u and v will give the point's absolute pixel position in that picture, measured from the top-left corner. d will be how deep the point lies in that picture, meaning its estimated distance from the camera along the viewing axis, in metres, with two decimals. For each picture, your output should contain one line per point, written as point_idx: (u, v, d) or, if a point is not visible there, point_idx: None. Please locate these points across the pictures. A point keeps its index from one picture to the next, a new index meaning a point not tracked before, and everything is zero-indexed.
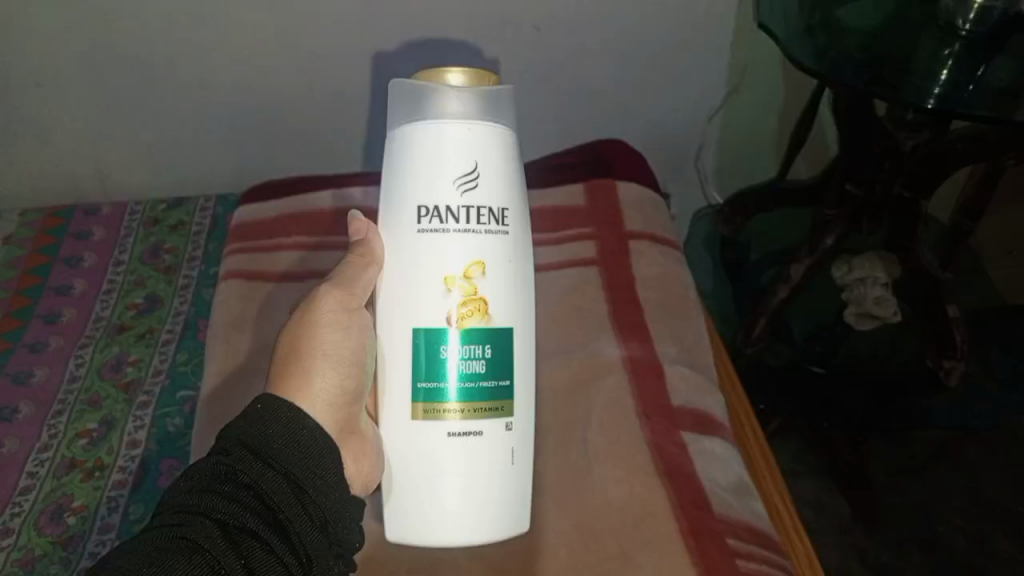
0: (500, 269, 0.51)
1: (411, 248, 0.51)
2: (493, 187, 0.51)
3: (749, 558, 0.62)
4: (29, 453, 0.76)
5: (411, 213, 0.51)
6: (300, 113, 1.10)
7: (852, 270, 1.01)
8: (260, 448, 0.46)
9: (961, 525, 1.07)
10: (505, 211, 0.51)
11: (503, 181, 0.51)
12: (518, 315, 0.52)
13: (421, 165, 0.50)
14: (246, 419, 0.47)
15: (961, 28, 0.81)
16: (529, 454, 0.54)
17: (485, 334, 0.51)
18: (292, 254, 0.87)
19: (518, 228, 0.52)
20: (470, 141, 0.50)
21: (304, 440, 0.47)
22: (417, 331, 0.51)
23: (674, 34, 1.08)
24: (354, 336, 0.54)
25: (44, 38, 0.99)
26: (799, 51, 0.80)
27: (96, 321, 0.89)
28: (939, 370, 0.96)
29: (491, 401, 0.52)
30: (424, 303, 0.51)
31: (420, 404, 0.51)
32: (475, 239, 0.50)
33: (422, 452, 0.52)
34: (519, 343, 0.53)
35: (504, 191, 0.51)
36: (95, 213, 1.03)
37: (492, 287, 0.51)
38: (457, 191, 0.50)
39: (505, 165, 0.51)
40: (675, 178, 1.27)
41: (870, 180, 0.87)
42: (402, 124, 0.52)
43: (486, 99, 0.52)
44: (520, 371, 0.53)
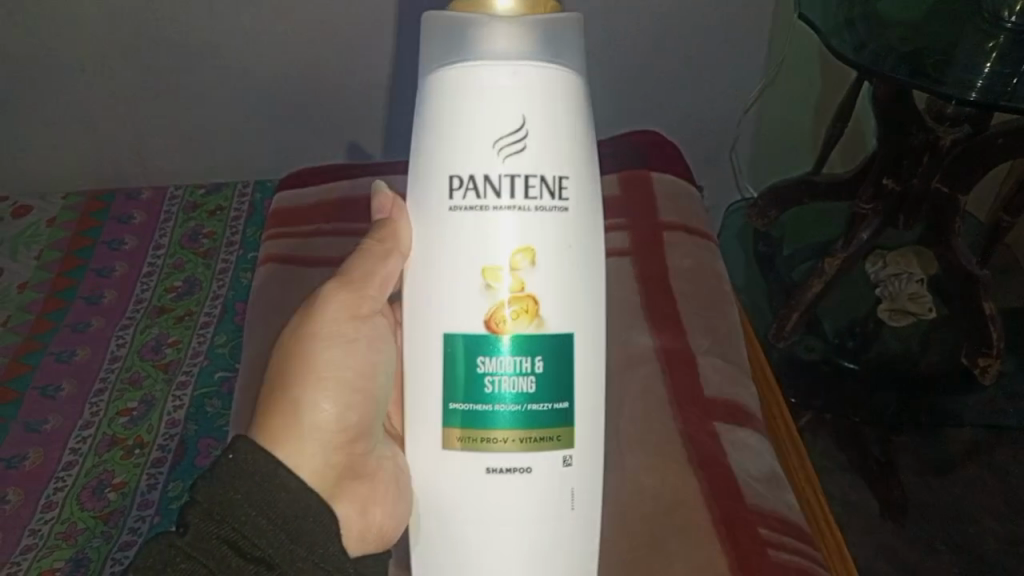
0: (553, 252, 0.45)
1: (445, 228, 0.45)
2: (547, 149, 0.44)
3: (781, 548, 0.62)
4: (72, 429, 0.78)
5: (444, 184, 0.45)
6: (337, 101, 1.11)
7: (886, 266, 1.03)
8: (227, 523, 0.41)
9: (991, 526, 1.07)
10: (563, 179, 0.45)
11: (562, 140, 0.45)
12: (580, 310, 0.46)
13: (455, 122, 0.44)
14: (212, 478, 0.42)
15: (1006, 19, 0.80)
16: (593, 492, 0.48)
17: (535, 342, 0.45)
18: (329, 241, 0.89)
19: (582, 198, 0.45)
20: (520, 91, 0.44)
21: (281, 509, 0.43)
22: (451, 337, 0.45)
23: (710, 25, 1.08)
24: (358, 353, 0.50)
25: (90, 25, 1.02)
26: (839, 41, 0.79)
27: (136, 302, 0.90)
28: (974, 368, 0.96)
29: (549, 430, 0.46)
30: (460, 299, 0.45)
31: (456, 429, 0.46)
32: (523, 217, 0.44)
33: (462, 487, 0.46)
34: (580, 353, 0.46)
35: (561, 152, 0.45)
36: (135, 198, 1.05)
37: (543, 280, 0.45)
38: (499, 156, 0.44)
39: (565, 118, 0.45)
40: (709, 171, 1.27)
41: (908, 175, 0.86)
42: (434, 72, 0.45)
43: (544, 40, 0.45)
44: (581, 390, 0.46)
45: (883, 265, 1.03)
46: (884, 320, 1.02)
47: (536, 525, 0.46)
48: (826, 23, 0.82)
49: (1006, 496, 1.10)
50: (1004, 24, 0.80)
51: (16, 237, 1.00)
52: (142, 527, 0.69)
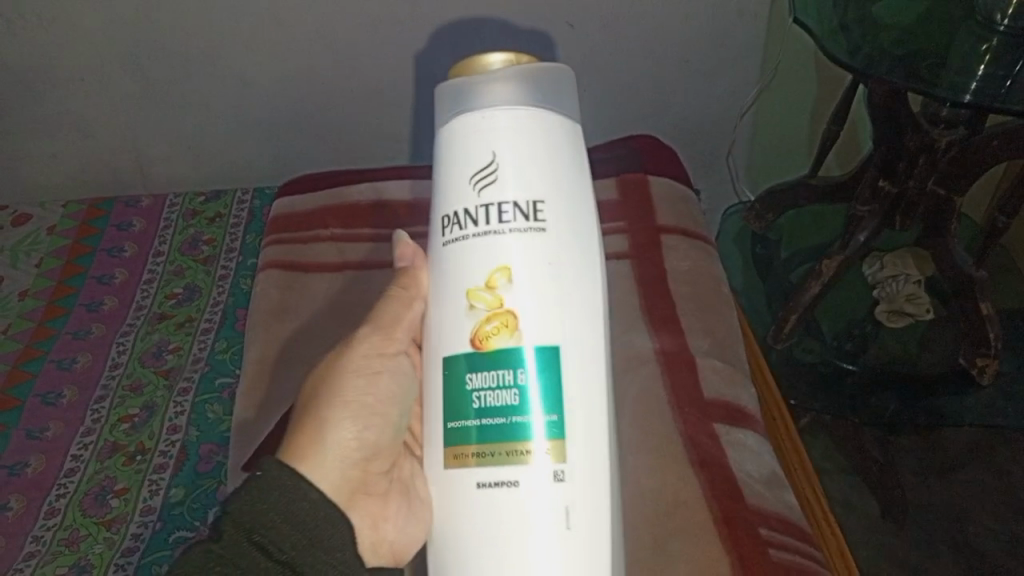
0: (533, 273, 0.43)
1: (437, 264, 0.45)
2: (521, 176, 0.43)
3: (781, 548, 0.62)
4: (73, 436, 0.78)
5: (437, 225, 0.45)
6: (336, 108, 1.11)
7: (883, 268, 1.04)
8: (255, 528, 0.42)
9: (991, 526, 1.07)
10: (539, 204, 0.43)
11: (539, 168, 0.43)
12: (566, 327, 0.43)
13: (443, 169, 0.45)
14: (244, 492, 0.43)
15: (999, 22, 0.80)
16: (594, 513, 0.43)
17: (518, 355, 0.42)
18: (329, 247, 0.89)
19: (562, 221, 0.43)
20: (497, 126, 0.44)
21: (305, 516, 0.43)
22: (446, 360, 0.44)
23: (706, 30, 1.09)
24: (382, 385, 0.50)
25: (89, 34, 1.02)
26: (834, 45, 0.80)
27: (137, 309, 0.91)
28: (972, 368, 0.96)
29: (535, 442, 0.42)
30: (449, 325, 0.44)
31: (449, 449, 0.44)
32: (499, 241, 0.43)
33: (452, 504, 0.44)
34: (568, 367, 0.43)
35: (535, 180, 0.43)
36: (135, 205, 1.05)
37: (524, 299, 0.42)
38: (475, 190, 0.44)
39: (541, 150, 0.44)
40: (706, 174, 1.27)
41: (904, 176, 0.86)
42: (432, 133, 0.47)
43: (529, 86, 0.45)
44: (571, 402, 0.43)
45: (880, 266, 1.05)
46: (882, 322, 1.04)
47: (525, 544, 0.42)
48: (820, 26, 0.82)
49: (1005, 496, 1.10)
50: (997, 27, 0.80)
51: (15, 245, 1.00)
52: (144, 533, 0.69)
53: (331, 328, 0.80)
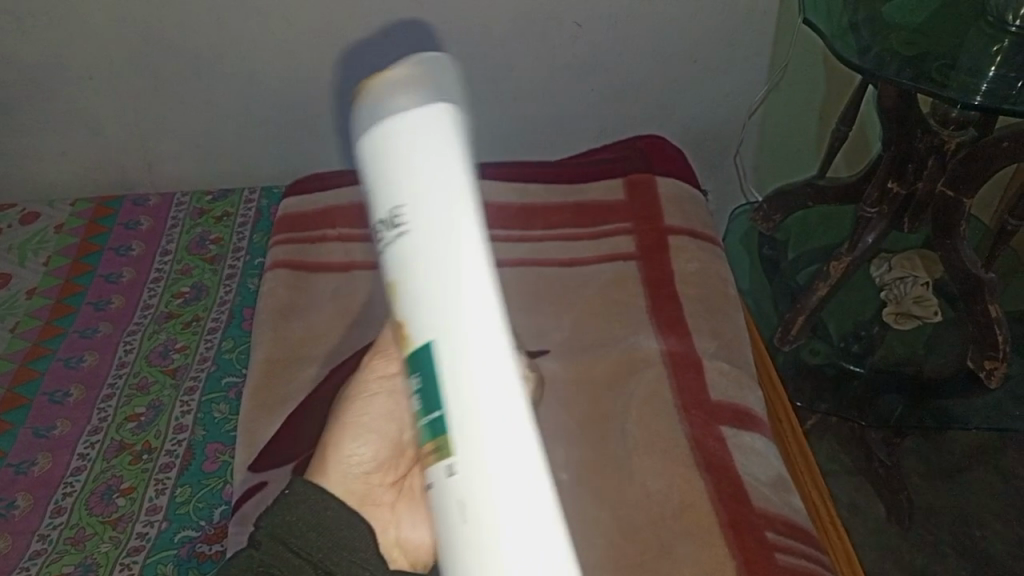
0: (408, 298, 0.32)
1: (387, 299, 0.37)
2: (376, 187, 0.33)
3: (788, 552, 0.62)
4: (80, 434, 0.78)
5: None
6: (344, 107, 1.11)
7: (891, 269, 1.04)
8: (285, 535, 0.43)
9: (998, 529, 1.07)
10: (397, 208, 0.32)
11: (386, 173, 0.32)
12: (440, 334, 0.31)
13: None
14: (275, 505, 0.45)
15: (1011, 23, 0.80)
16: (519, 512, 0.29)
17: (410, 366, 0.33)
18: (336, 246, 0.89)
19: (426, 221, 0.31)
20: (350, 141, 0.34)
21: (329, 523, 0.44)
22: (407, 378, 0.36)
23: (714, 30, 1.08)
24: (385, 406, 0.50)
25: (98, 32, 1.03)
26: (844, 45, 0.79)
27: (144, 308, 0.91)
28: (980, 371, 0.93)
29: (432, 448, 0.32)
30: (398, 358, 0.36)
31: None
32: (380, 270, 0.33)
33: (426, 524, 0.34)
34: (444, 363, 0.31)
35: (386, 186, 0.32)
36: (143, 203, 1.05)
37: (406, 323, 0.33)
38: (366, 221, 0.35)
39: (386, 147, 0.32)
40: (714, 174, 1.26)
41: (914, 177, 0.87)
42: None
43: (379, 74, 0.33)
44: (455, 399, 0.31)
45: (888, 268, 1.05)
46: (889, 323, 1.03)
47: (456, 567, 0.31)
48: (829, 26, 0.82)
49: (1013, 499, 1.10)
50: (1008, 28, 0.80)
51: (24, 244, 1.00)
52: (150, 532, 0.70)
53: (337, 329, 0.80)
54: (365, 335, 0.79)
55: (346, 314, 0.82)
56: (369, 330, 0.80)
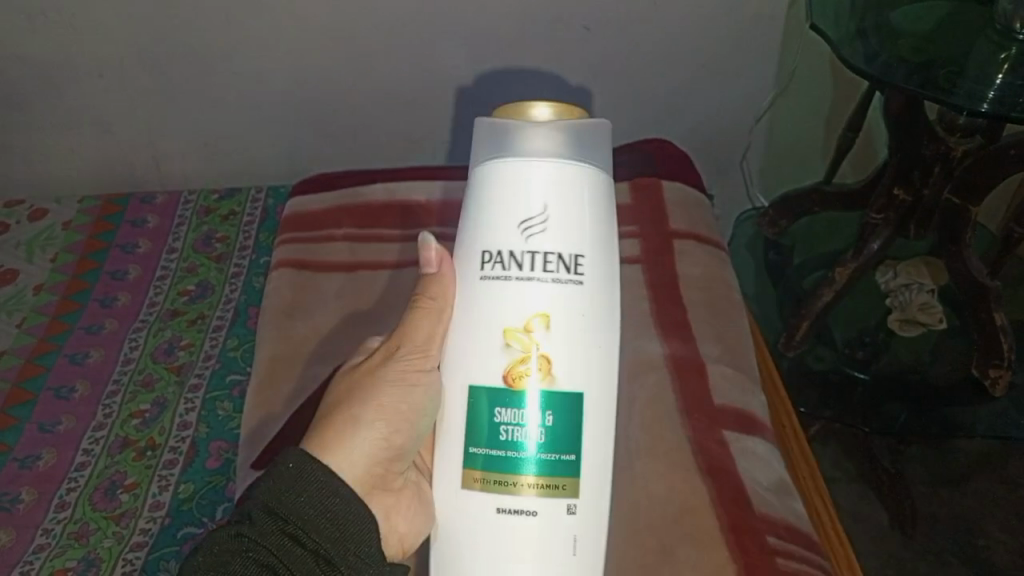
0: (567, 319, 0.46)
1: (470, 295, 0.48)
2: (566, 231, 0.46)
3: (790, 557, 0.62)
4: (85, 430, 0.79)
5: (476, 257, 0.48)
6: (352, 107, 1.12)
7: (897, 276, 1.03)
8: (286, 516, 0.43)
9: (1001, 539, 1.07)
10: (579, 258, 0.47)
11: (578, 219, 0.47)
12: (591, 374, 0.47)
13: (491, 202, 0.47)
14: (277, 478, 0.45)
15: (1017, 32, 0.79)
16: (598, 541, 0.48)
17: (547, 399, 0.46)
18: (342, 246, 0.90)
19: (596, 278, 0.47)
20: (536, 183, 0.47)
21: (334, 510, 0.45)
22: (474, 388, 0.47)
23: (722, 35, 1.08)
24: (420, 397, 0.50)
25: (107, 30, 1.03)
26: (851, 52, 0.79)
27: (150, 306, 0.91)
28: (984, 379, 0.94)
29: (553, 478, 0.47)
30: (481, 357, 0.47)
31: (476, 471, 0.47)
32: (541, 288, 0.46)
33: (466, 519, 0.48)
34: (588, 413, 0.47)
35: (579, 237, 0.47)
36: (149, 201, 1.06)
37: (557, 345, 0.46)
38: (522, 234, 0.47)
39: (585, 206, 0.47)
40: (719, 179, 1.26)
41: (919, 184, 0.86)
42: (486, 162, 0.48)
43: (581, 136, 0.48)
44: (585, 443, 0.47)
45: (894, 275, 1.03)
46: (892, 330, 1.03)
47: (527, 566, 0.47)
48: (837, 33, 0.82)
49: (1017, 508, 1.10)
50: (1016, 37, 0.79)
51: (31, 240, 1.01)
52: (152, 529, 0.70)
53: (343, 328, 0.81)
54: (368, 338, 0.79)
55: (351, 314, 0.82)
56: (372, 329, 0.80)
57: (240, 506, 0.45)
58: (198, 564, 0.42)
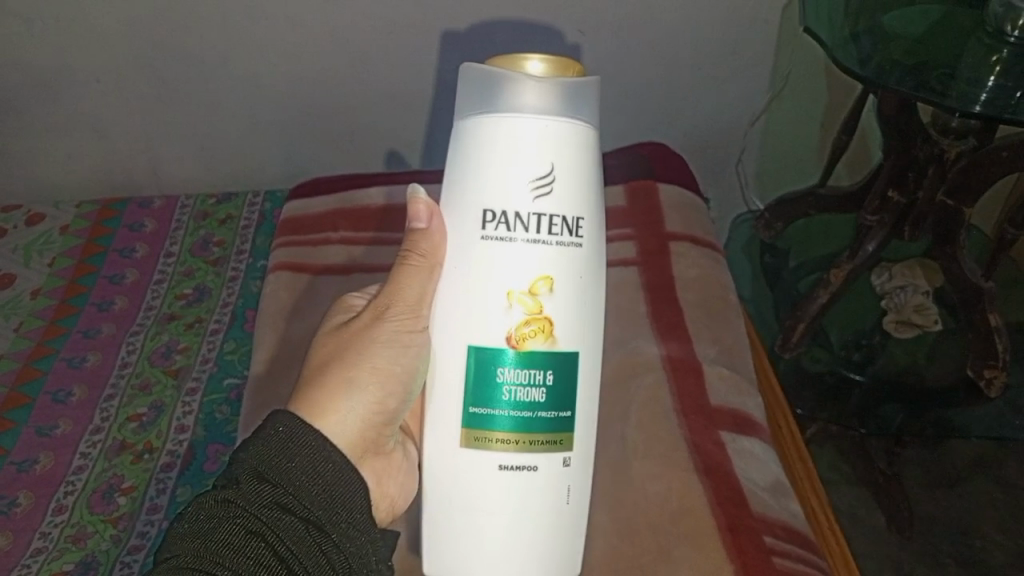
0: (568, 284, 0.48)
1: (470, 255, 0.48)
2: (570, 192, 0.47)
3: (786, 557, 0.62)
4: (82, 434, 0.79)
5: (476, 216, 0.48)
6: (349, 112, 1.12)
7: (892, 278, 1.04)
8: (277, 479, 0.44)
9: (997, 540, 1.07)
10: (580, 220, 0.48)
11: (577, 178, 0.48)
12: (586, 336, 0.49)
13: (493, 159, 0.47)
14: (267, 443, 0.45)
15: (1009, 34, 0.79)
16: (587, 489, 0.52)
17: (547, 358, 0.48)
18: (338, 250, 0.90)
19: (593, 240, 0.49)
20: (538, 142, 0.47)
21: (326, 475, 0.45)
22: (472, 349, 0.48)
23: (716, 39, 1.09)
24: (412, 358, 0.52)
25: (104, 36, 1.03)
26: (844, 55, 0.80)
27: (147, 309, 0.91)
28: (981, 380, 0.93)
29: (552, 434, 0.49)
30: (482, 318, 0.48)
31: (471, 430, 0.49)
32: (545, 250, 0.47)
33: (466, 477, 0.49)
34: (582, 371, 0.50)
35: (580, 198, 0.48)
36: (147, 206, 1.06)
37: (559, 305, 0.48)
38: (529, 195, 0.47)
39: (585, 166, 0.48)
40: (715, 182, 1.27)
41: (913, 186, 0.87)
42: (484, 116, 0.47)
43: (578, 90, 0.48)
44: (579, 398, 0.50)
45: (888, 277, 1.05)
46: (890, 332, 1.03)
47: (528, 516, 0.50)
48: (831, 36, 0.83)
49: (1014, 510, 1.10)
50: (1007, 38, 0.80)
51: (29, 244, 1.01)
52: (150, 532, 0.70)
53: None
54: None
55: None
56: None
57: (227, 469, 0.45)
58: (183, 532, 0.42)
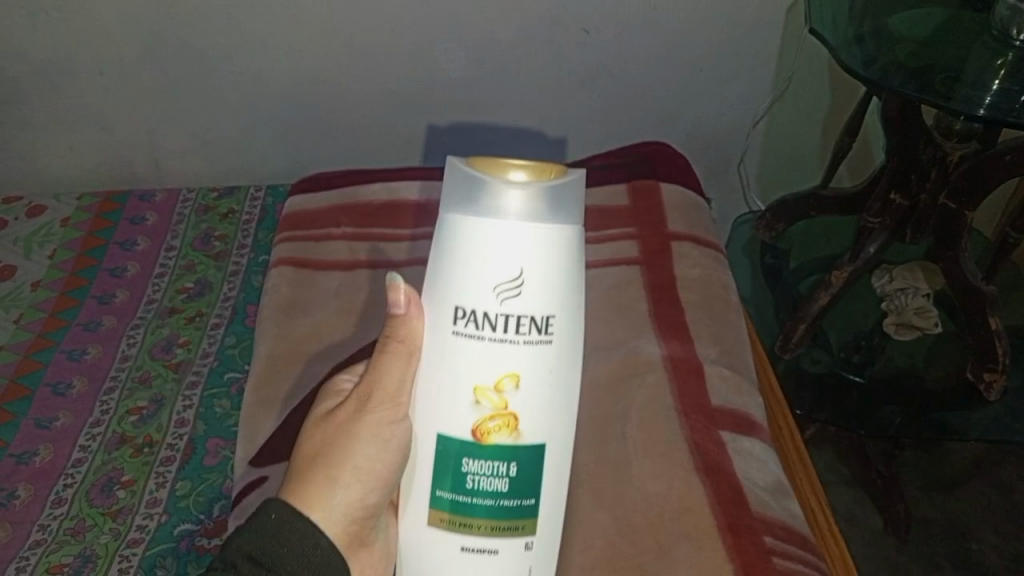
0: (534, 380, 0.48)
1: (441, 347, 0.48)
2: (542, 293, 0.47)
3: (786, 557, 0.62)
4: (82, 426, 0.79)
5: (447, 311, 0.48)
6: (351, 107, 1.12)
7: (893, 280, 1.05)
8: (269, 562, 0.45)
9: (994, 543, 1.07)
10: (550, 318, 0.47)
11: (553, 283, 0.47)
12: (553, 429, 0.49)
13: (466, 260, 0.47)
14: (259, 526, 0.46)
15: (1014, 38, 0.81)
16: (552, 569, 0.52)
17: (510, 452, 0.48)
18: (340, 246, 0.90)
19: (565, 336, 0.48)
20: (514, 245, 0.46)
21: (315, 560, 0.46)
22: (440, 438, 0.48)
23: (720, 39, 1.09)
24: (393, 451, 0.50)
25: (108, 28, 1.03)
26: (850, 56, 0.79)
27: (148, 303, 0.91)
28: (979, 383, 0.95)
29: (513, 520, 0.50)
30: (449, 410, 0.48)
31: (440, 512, 0.49)
32: (512, 349, 0.47)
33: (430, 557, 0.50)
34: (547, 462, 0.49)
35: (552, 298, 0.47)
36: (148, 199, 1.06)
37: (525, 402, 0.48)
38: (497, 297, 0.47)
39: (561, 268, 0.47)
40: (717, 183, 1.27)
41: (917, 189, 0.87)
42: (460, 218, 0.47)
43: (558, 194, 0.47)
44: (545, 486, 0.50)
45: (889, 279, 1.05)
46: (889, 334, 1.03)
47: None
48: (836, 37, 0.82)
49: (1009, 513, 1.11)
50: (1013, 43, 0.81)
51: (29, 236, 1.00)
52: (149, 525, 0.70)
53: (343, 327, 0.81)
54: (368, 336, 0.80)
55: (351, 313, 0.82)
56: (371, 330, 0.81)
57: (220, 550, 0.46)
58: None
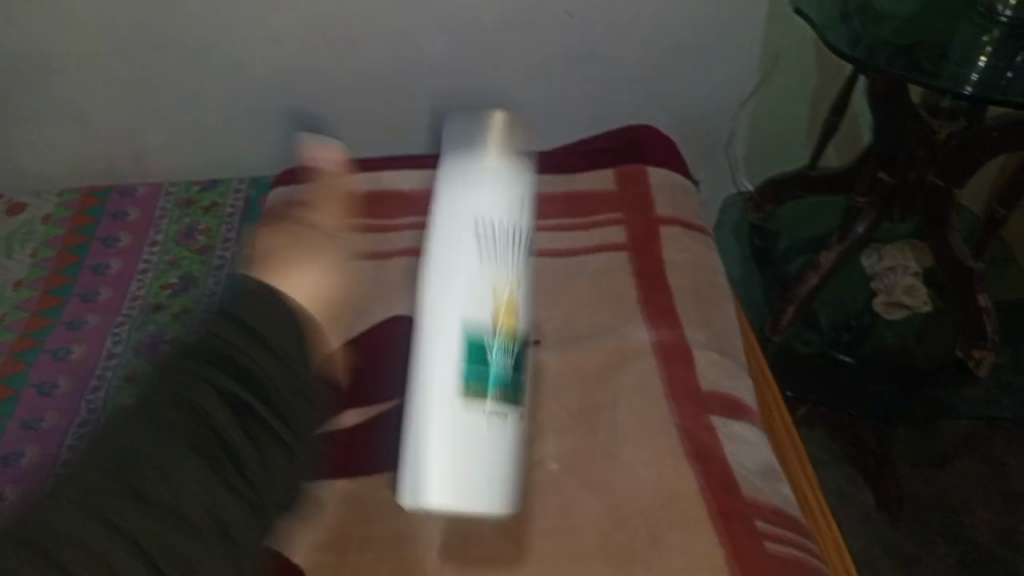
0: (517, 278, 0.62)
1: (455, 247, 0.60)
2: (520, 207, 0.63)
3: (777, 540, 0.63)
4: (68, 427, 0.78)
5: (468, 220, 0.60)
6: (334, 97, 1.11)
7: (882, 259, 1.03)
8: None
9: (985, 516, 1.08)
10: (521, 233, 0.63)
11: (521, 206, 0.63)
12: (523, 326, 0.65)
13: (469, 180, 0.61)
14: None
15: (1001, 13, 0.79)
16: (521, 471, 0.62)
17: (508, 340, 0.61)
18: (326, 238, 0.89)
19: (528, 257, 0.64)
20: (499, 170, 0.62)
21: None
22: (465, 325, 0.59)
23: (704, 20, 1.08)
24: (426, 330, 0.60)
25: (84, 22, 1.02)
26: (835, 35, 0.79)
27: (132, 299, 0.90)
28: (969, 360, 0.93)
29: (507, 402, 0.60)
30: (465, 300, 0.59)
31: (467, 387, 0.58)
32: (501, 252, 0.61)
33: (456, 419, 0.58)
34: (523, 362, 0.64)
35: (522, 219, 0.63)
36: (130, 194, 1.04)
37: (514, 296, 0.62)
38: (490, 207, 0.61)
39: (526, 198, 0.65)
40: (705, 165, 1.25)
41: (904, 167, 0.86)
42: (462, 152, 0.63)
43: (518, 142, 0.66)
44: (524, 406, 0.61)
45: (879, 258, 1.03)
46: (879, 313, 1.03)
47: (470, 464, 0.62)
48: (821, 16, 0.82)
49: (1000, 487, 1.11)
50: (998, 18, 0.80)
51: (10, 235, 0.99)
52: None
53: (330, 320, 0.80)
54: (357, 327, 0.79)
55: (339, 304, 0.82)
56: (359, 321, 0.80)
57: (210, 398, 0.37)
58: None
